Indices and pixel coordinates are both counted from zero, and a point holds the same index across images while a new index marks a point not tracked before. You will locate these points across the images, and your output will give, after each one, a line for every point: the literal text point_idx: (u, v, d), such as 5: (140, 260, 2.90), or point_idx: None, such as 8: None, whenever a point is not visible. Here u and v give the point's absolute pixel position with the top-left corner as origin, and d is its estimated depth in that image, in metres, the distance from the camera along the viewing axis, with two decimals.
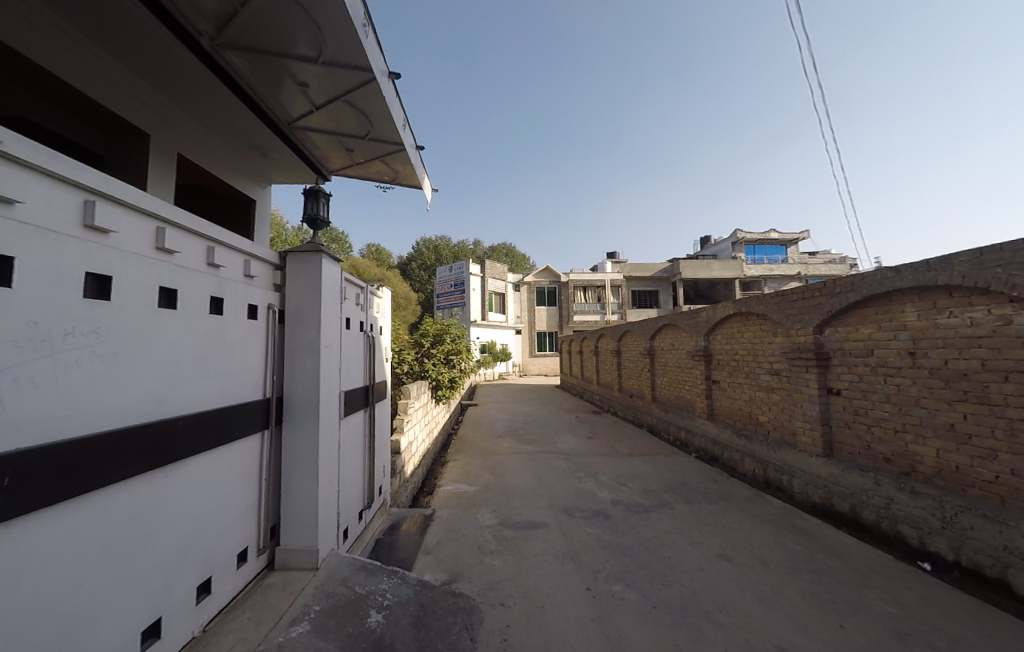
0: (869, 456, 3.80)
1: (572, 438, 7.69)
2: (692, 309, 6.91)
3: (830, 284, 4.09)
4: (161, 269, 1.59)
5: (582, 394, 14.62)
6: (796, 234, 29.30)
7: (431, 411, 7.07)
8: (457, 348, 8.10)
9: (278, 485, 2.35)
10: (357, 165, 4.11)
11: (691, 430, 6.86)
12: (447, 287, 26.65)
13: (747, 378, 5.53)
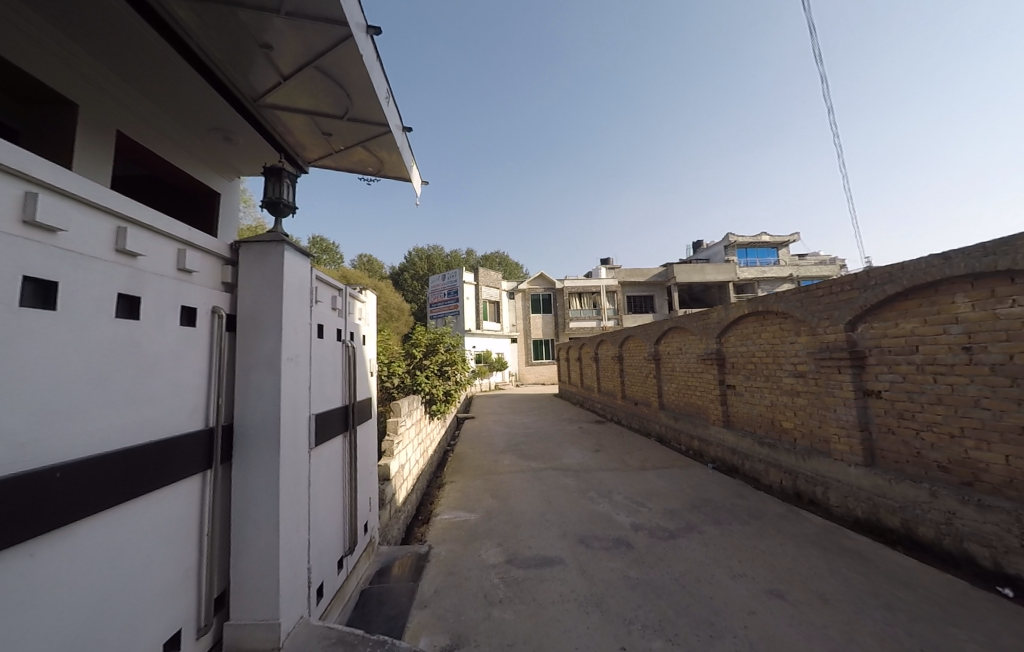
0: (920, 464, 3.36)
1: (578, 451, 7.21)
2: (701, 311, 6.53)
3: (863, 276, 3.70)
4: (32, 250, 1.14)
5: (583, 403, 14.15)
6: (787, 236, 29.42)
7: (425, 428, 6.57)
8: (452, 358, 7.61)
9: (227, 540, 1.90)
10: (335, 154, 3.71)
11: (705, 439, 6.42)
12: (441, 297, 26.16)
13: (767, 382, 5.12)
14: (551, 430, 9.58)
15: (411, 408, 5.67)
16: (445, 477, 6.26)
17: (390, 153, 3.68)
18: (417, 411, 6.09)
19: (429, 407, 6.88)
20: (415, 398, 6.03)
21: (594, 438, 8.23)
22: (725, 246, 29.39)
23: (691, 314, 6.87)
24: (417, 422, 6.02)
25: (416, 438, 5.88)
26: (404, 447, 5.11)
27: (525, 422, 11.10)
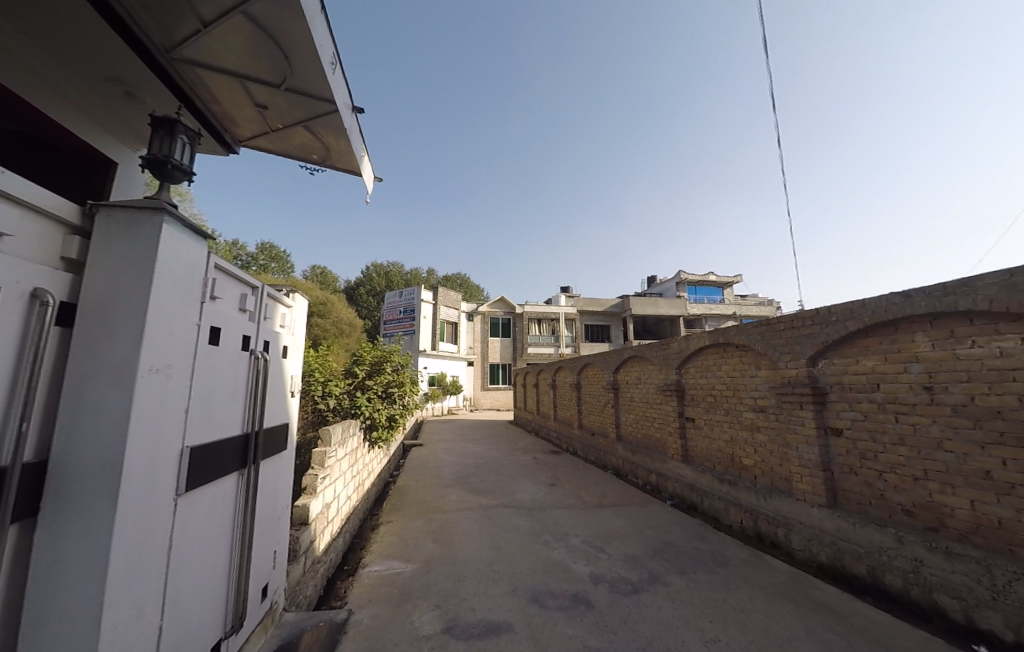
0: (883, 506, 3.23)
1: (531, 485, 6.74)
2: (661, 340, 6.45)
3: (825, 312, 3.67)
4: None
5: (538, 431, 13.74)
6: (731, 277, 31.69)
7: (362, 458, 5.84)
8: (401, 380, 6.93)
9: (18, 623, 1.37)
10: (272, 132, 3.40)
11: (663, 474, 6.20)
12: (396, 315, 25.08)
13: (726, 416, 5.00)
14: (504, 461, 9.04)
15: (345, 436, 4.98)
16: (382, 517, 5.54)
17: (337, 138, 3.35)
18: (354, 439, 5.38)
19: (369, 433, 6.16)
20: (352, 425, 5.33)
21: (549, 471, 7.81)
22: (676, 282, 31.00)
23: (651, 343, 6.78)
24: (353, 452, 5.30)
25: (350, 471, 5.16)
26: (331, 482, 4.42)
27: (477, 450, 10.48)
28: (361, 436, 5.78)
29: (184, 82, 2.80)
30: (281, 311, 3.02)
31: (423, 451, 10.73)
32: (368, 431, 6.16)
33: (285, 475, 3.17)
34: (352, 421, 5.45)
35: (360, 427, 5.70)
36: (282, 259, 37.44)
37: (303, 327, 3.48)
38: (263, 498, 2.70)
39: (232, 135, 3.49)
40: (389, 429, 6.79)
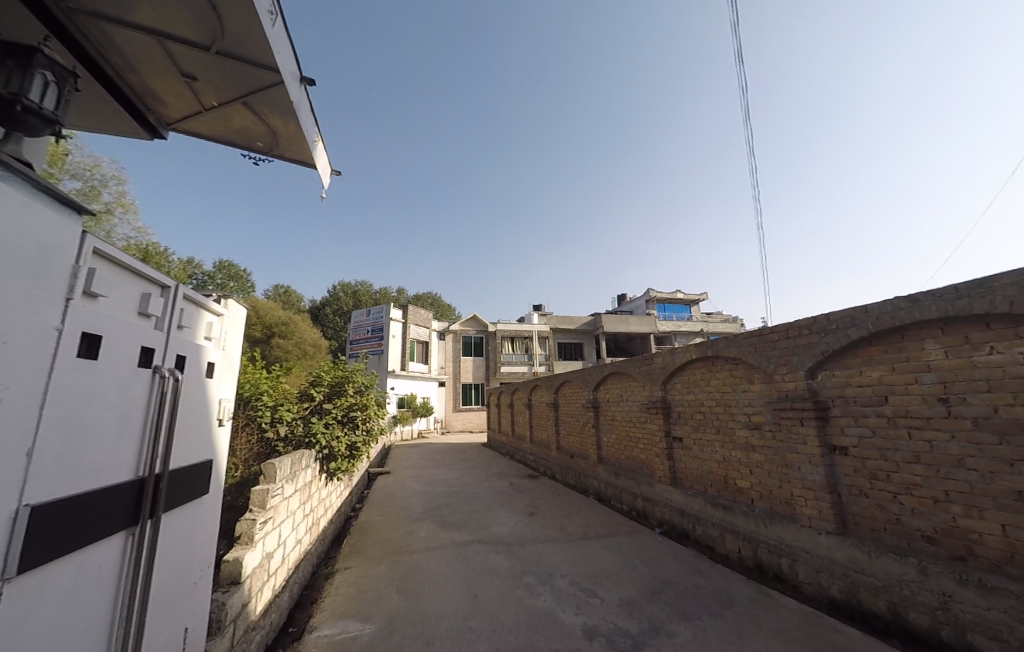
0: (900, 532, 2.95)
1: (509, 516, 6.16)
2: (644, 355, 6.17)
3: (822, 320, 3.46)
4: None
5: (513, 453, 13.12)
6: (697, 295, 32.75)
7: (317, 493, 5.10)
8: (365, 403, 6.21)
9: None
10: (206, 112, 2.89)
11: (649, 499, 5.81)
12: (364, 334, 24.01)
13: (717, 435, 4.70)
14: (478, 488, 8.39)
15: (295, 469, 4.26)
16: (338, 563, 4.79)
17: (284, 120, 2.87)
18: (306, 472, 4.66)
19: (326, 464, 5.43)
20: (304, 455, 4.62)
21: (527, 498, 7.25)
22: (646, 300, 31.65)
23: (634, 358, 6.47)
24: (305, 488, 4.58)
25: (299, 510, 4.43)
26: (274, 526, 3.72)
27: (449, 477, 9.75)
28: (315, 467, 5.04)
29: (91, 44, 2.25)
30: (207, 319, 2.45)
31: (390, 480, 9.87)
32: (325, 462, 5.43)
33: (204, 527, 2.51)
34: (305, 450, 4.74)
35: (314, 458, 4.97)
36: (241, 277, 35.46)
37: (239, 340, 2.89)
38: (168, 562, 2.07)
39: (157, 116, 2.95)
40: (351, 457, 6.04)
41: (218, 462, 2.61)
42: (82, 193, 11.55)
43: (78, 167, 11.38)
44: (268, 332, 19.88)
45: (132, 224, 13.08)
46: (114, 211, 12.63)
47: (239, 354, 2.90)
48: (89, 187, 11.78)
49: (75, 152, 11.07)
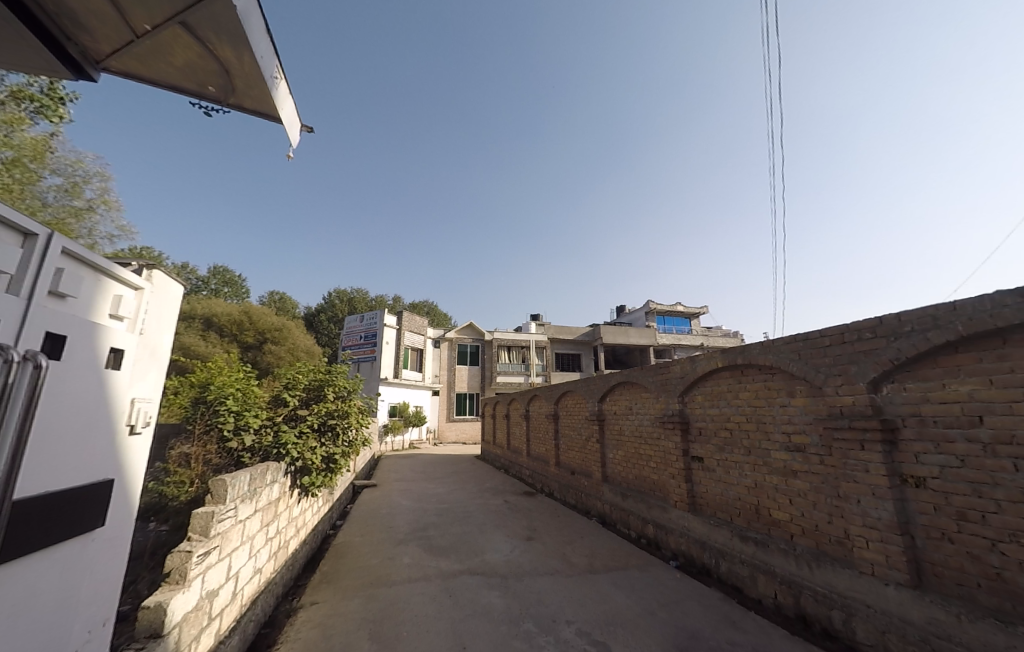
0: (1003, 590, 2.35)
1: (505, 542, 5.45)
2: (659, 364, 5.58)
3: (891, 321, 2.89)
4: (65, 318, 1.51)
5: (508, 468, 12.40)
6: (697, 308, 32.41)
7: (285, 512, 4.40)
8: (349, 410, 5.47)
9: None
10: (138, 42, 2.20)
11: (662, 525, 5.17)
12: (357, 340, 23.27)
13: (747, 456, 4.09)
14: (470, 506, 7.69)
15: (254, 485, 3.51)
16: (305, 595, 4.02)
17: (234, 49, 2.23)
18: (271, 488, 3.93)
19: (300, 478, 4.74)
20: (270, 467, 3.91)
21: (525, 519, 6.54)
22: (645, 312, 31.15)
23: (646, 368, 5.87)
24: (268, 506, 3.85)
25: (259, 534, 3.68)
26: (228, 555, 3.03)
27: (439, 493, 8.99)
28: (284, 482, 4.32)
29: None
30: (114, 291, 1.80)
31: (375, 495, 9.09)
32: (297, 476, 4.71)
33: (114, 574, 1.77)
34: (271, 463, 4.03)
35: (283, 471, 4.28)
36: (235, 280, 34.63)
37: (169, 323, 2.23)
38: (43, 646, 1.40)
39: (78, 51, 2.21)
40: (330, 472, 5.30)
41: (133, 484, 1.93)
42: (62, 187, 10.87)
43: (62, 160, 10.76)
44: (261, 337, 19.12)
45: (115, 221, 12.40)
46: (97, 208, 11.93)
47: (169, 343, 2.24)
48: (71, 182, 11.13)
49: (59, 145, 10.51)
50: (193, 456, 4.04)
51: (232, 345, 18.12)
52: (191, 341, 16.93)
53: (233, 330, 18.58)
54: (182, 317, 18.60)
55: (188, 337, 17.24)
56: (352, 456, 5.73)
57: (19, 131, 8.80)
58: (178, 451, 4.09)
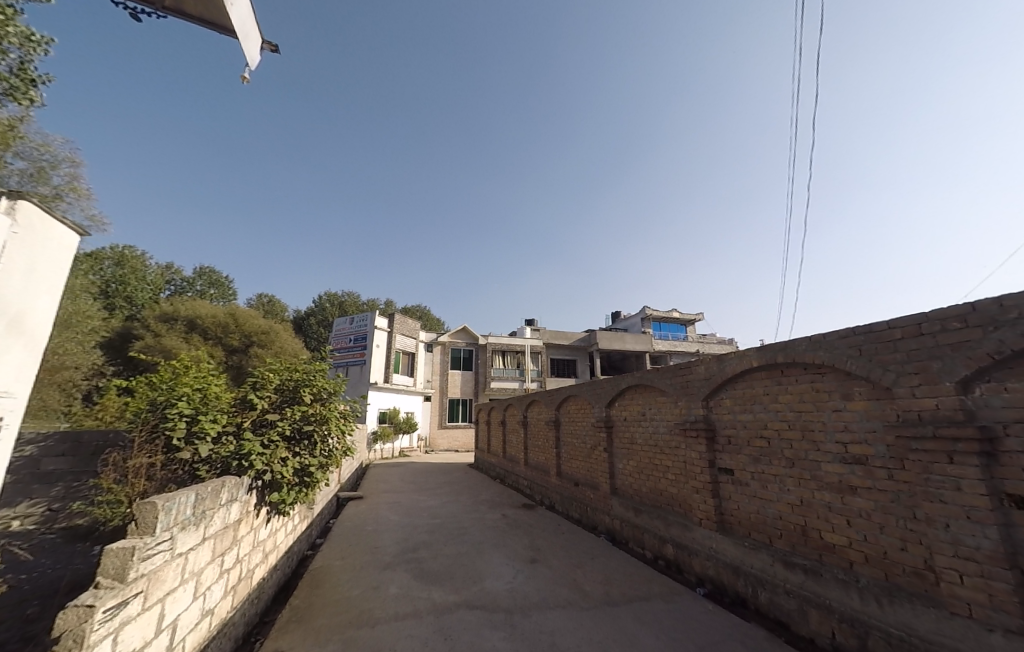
0: None
1: (506, 565, 4.84)
2: (678, 367, 5.12)
3: (986, 308, 2.38)
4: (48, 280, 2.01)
5: (504, 479, 11.74)
6: (692, 315, 32.15)
7: (247, 537, 3.71)
8: (328, 416, 4.83)
9: None
10: None
11: (684, 547, 4.62)
12: (346, 343, 22.47)
13: (790, 469, 3.55)
14: (465, 521, 7.05)
15: (201, 507, 2.85)
16: (267, 641, 3.34)
17: None
18: (227, 508, 3.29)
19: (267, 494, 4.08)
20: (229, 484, 3.29)
21: (526, 537, 5.93)
22: (641, 318, 30.82)
23: (663, 370, 5.36)
24: (222, 532, 3.21)
25: (209, 567, 3.03)
26: (150, 607, 2.32)
27: (432, 507, 8.32)
28: (246, 499, 3.67)
29: None
30: None
31: (362, 508, 8.39)
32: (264, 491, 4.05)
33: None
34: (231, 479, 3.38)
35: (246, 487, 3.63)
36: (223, 283, 33.63)
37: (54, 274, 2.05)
38: None
39: None
40: (307, 486, 4.64)
41: None
42: (29, 176, 10.16)
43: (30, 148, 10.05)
44: (248, 340, 18.32)
45: (88, 214, 11.64)
46: (65, 195, 11.22)
47: (48, 306, 2.00)
48: (40, 172, 10.41)
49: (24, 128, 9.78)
50: (137, 467, 3.43)
51: (215, 348, 17.29)
52: (171, 345, 16.09)
53: (217, 332, 17.77)
54: (163, 319, 17.76)
55: (168, 339, 16.40)
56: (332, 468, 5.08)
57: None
58: (120, 463, 3.49)
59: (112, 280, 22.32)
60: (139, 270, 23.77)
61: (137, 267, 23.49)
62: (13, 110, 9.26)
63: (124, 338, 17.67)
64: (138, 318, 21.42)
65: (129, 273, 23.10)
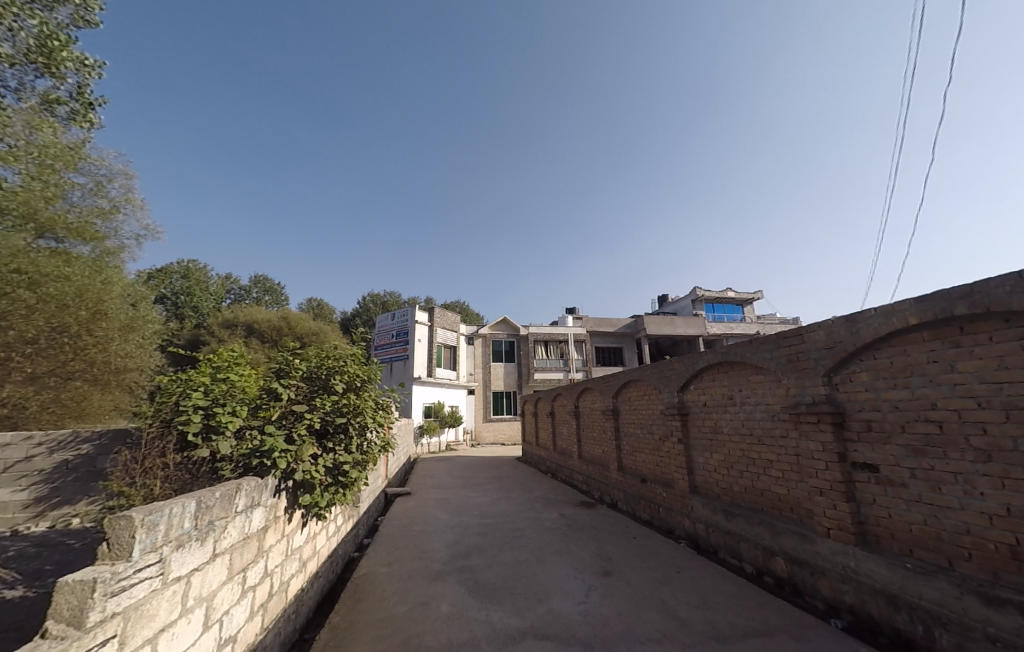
0: None
1: (575, 580, 4.08)
2: (787, 335, 4.10)
3: None
4: None
5: (557, 473, 11.00)
6: (750, 294, 29.60)
7: (280, 546, 3.19)
8: (364, 405, 4.22)
9: None
10: None
11: (806, 563, 3.70)
12: (389, 339, 22.52)
13: (982, 467, 2.63)
14: (520, 521, 6.38)
15: (210, 514, 2.21)
16: None
17: None
18: (247, 511, 2.67)
19: (296, 497, 3.53)
20: (248, 483, 2.71)
21: (593, 543, 5.14)
22: (692, 300, 28.74)
23: (754, 345, 4.51)
24: (246, 541, 2.63)
25: (230, 583, 2.43)
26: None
27: (482, 504, 7.74)
28: (274, 504, 3.15)
29: None
30: None
31: (410, 506, 7.96)
32: (292, 493, 3.50)
33: None
34: (249, 479, 2.77)
35: (271, 486, 3.08)
36: (276, 289, 35.26)
37: None
38: None
39: None
40: (342, 489, 4.03)
41: None
42: (90, 188, 9.99)
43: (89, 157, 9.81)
44: (301, 342, 18.66)
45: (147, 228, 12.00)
46: (122, 207, 10.77)
47: None
48: (100, 185, 10.23)
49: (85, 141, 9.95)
50: (150, 468, 2.99)
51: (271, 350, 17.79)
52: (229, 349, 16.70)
53: (272, 335, 18.35)
54: (224, 325, 18.64)
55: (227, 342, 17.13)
56: (370, 467, 4.50)
57: (42, 131, 8.20)
58: (133, 464, 3.07)
59: (180, 292, 23.89)
60: (203, 281, 25.25)
61: (200, 279, 24.91)
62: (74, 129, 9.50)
63: (193, 344, 18.94)
64: (205, 326, 22.76)
65: (193, 284, 24.56)
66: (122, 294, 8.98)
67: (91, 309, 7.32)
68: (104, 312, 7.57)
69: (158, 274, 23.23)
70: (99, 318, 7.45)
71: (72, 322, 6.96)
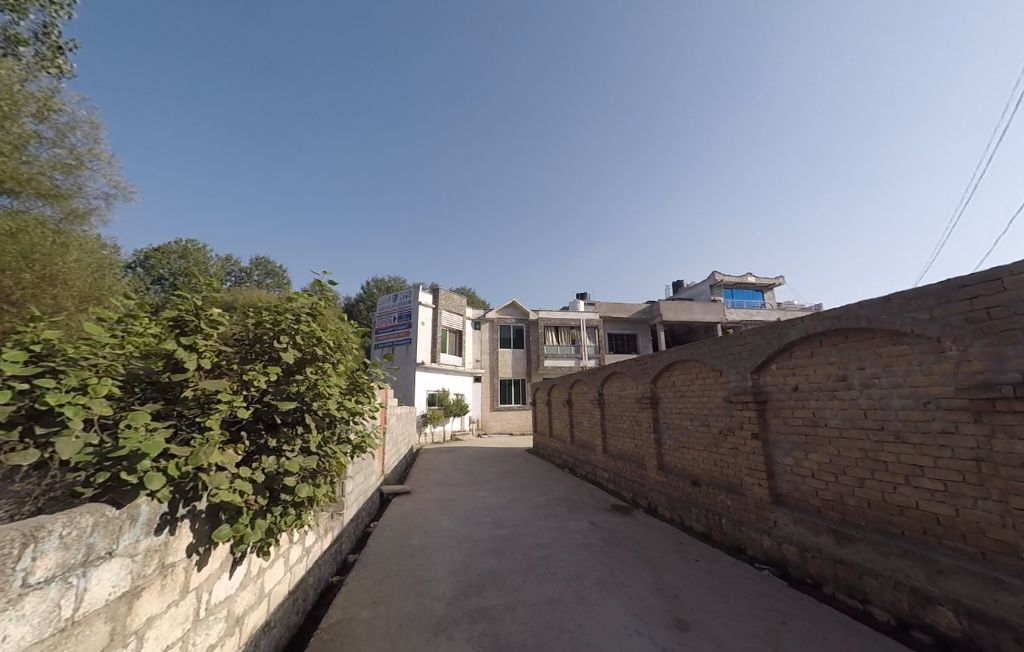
0: None
1: (635, 639, 2.84)
2: (952, 284, 2.72)
3: None
4: None
5: (576, 469, 9.79)
6: (771, 278, 28.00)
7: (163, 611, 2.01)
8: (328, 384, 2.94)
9: None
10: None
11: (1003, 622, 2.44)
12: (391, 321, 21.27)
13: None
14: (543, 534, 5.16)
15: None
16: None
17: None
18: (74, 581, 1.55)
19: (212, 525, 2.38)
20: (79, 528, 1.57)
21: (645, 572, 3.89)
22: (710, 284, 27.24)
23: (893, 305, 3.07)
24: (66, 636, 1.51)
25: None
26: None
27: (494, 508, 6.51)
28: (151, 550, 1.96)
29: None
30: None
31: (409, 509, 6.74)
32: (207, 518, 2.35)
33: None
34: (65, 517, 1.52)
35: (148, 517, 1.92)
36: (279, 273, 34.32)
37: None
38: None
39: None
40: (298, 508, 2.78)
41: None
42: (49, 139, 7.97)
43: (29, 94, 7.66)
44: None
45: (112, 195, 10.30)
46: (89, 161, 8.75)
47: None
48: (62, 135, 8.21)
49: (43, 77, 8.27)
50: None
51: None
52: None
53: None
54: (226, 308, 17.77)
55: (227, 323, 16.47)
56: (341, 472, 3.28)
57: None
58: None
59: (178, 273, 22.64)
60: (202, 263, 24.13)
61: (199, 260, 23.64)
62: (45, 76, 8.27)
63: None
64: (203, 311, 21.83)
65: (193, 266, 23.41)
66: (87, 267, 7.44)
67: (40, 271, 5.90)
68: (59, 278, 6.17)
69: (153, 253, 22.11)
70: (52, 283, 6.03)
71: (15, 287, 5.54)
